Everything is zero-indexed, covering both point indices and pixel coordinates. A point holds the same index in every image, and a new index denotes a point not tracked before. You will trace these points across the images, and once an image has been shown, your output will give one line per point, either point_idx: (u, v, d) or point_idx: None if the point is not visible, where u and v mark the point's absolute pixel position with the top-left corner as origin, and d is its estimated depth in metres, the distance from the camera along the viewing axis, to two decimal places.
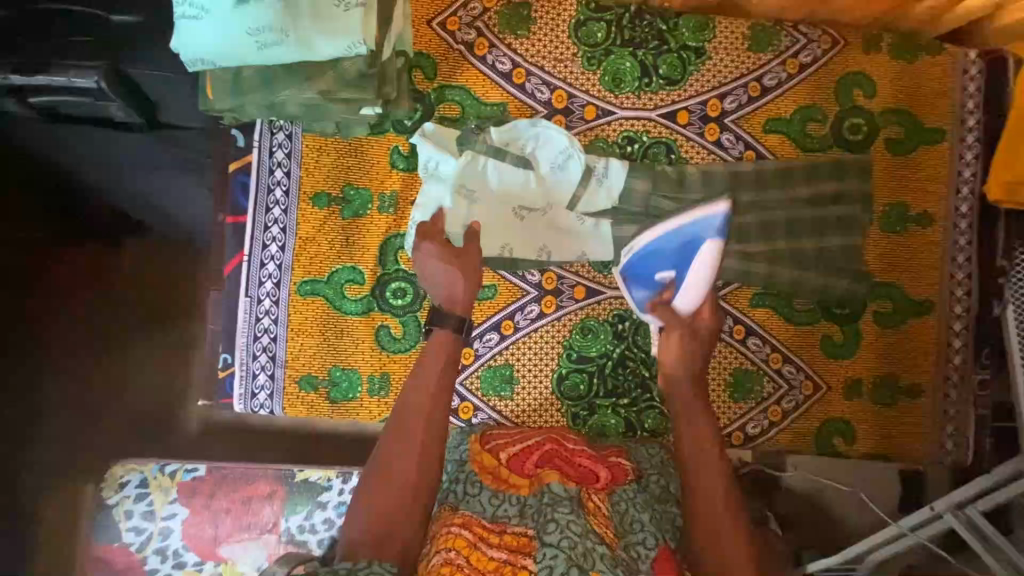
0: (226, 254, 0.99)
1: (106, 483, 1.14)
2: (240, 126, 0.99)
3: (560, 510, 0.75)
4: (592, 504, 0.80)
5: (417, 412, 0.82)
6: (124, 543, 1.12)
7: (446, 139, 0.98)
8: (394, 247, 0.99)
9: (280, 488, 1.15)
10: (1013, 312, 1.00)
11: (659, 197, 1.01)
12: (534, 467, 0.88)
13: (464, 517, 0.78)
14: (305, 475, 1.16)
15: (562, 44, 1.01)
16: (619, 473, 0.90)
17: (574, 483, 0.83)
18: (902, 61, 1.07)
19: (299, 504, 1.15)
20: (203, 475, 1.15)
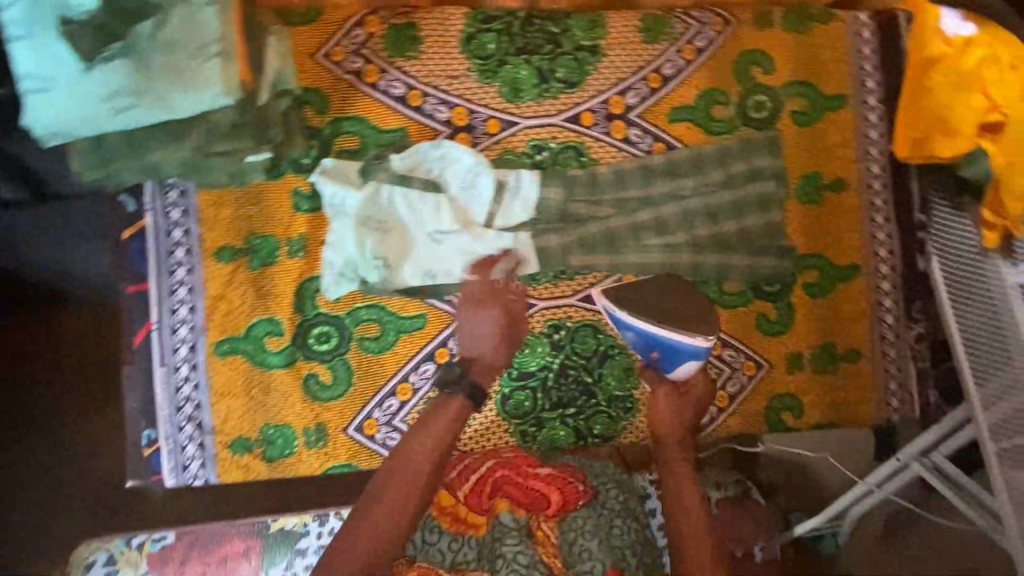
0: (133, 325, 0.94)
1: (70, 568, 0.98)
2: (128, 190, 0.94)
3: (508, 543, 0.80)
4: (541, 534, 0.83)
5: (418, 464, 0.80)
6: None
7: (348, 173, 0.95)
8: (310, 291, 0.96)
9: (255, 542, 0.99)
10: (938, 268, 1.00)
11: (575, 202, 1.01)
12: (484, 500, 0.86)
13: (420, 569, 0.79)
14: (280, 522, 1.00)
15: (454, 60, 0.99)
16: (571, 498, 0.87)
17: (525, 513, 0.84)
18: (796, 32, 1.07)
19: (277, 556, 0.98)
20: (173, 540, 0.99)
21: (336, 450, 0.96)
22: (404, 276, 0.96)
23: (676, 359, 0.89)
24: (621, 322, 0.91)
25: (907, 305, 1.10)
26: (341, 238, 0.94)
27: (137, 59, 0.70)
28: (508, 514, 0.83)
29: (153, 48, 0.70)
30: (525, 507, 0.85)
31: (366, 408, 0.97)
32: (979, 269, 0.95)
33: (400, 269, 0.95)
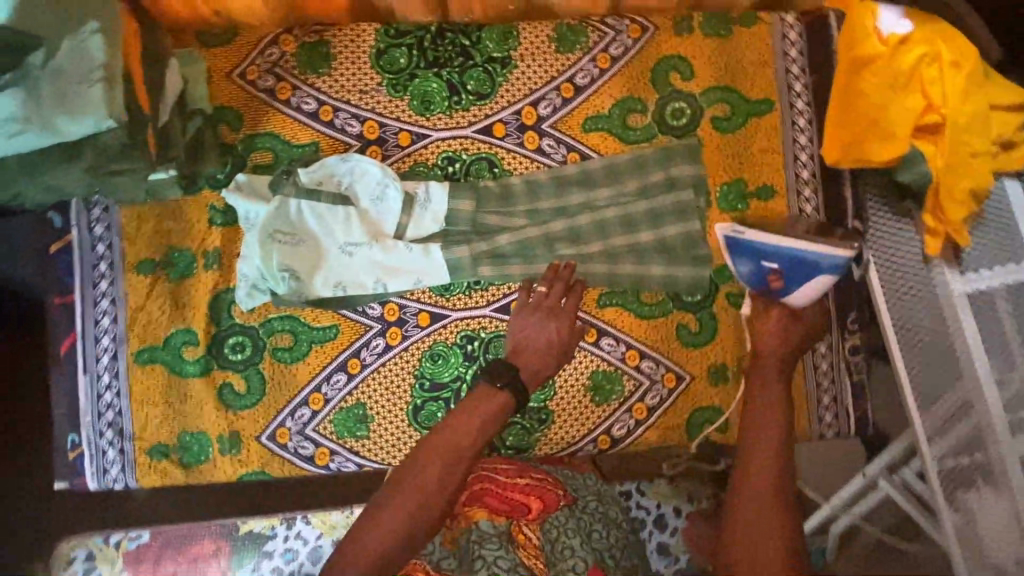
0: (59, 335, 0.98)
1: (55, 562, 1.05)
2: (56, 208, 0.99)
3: (488, 546, 0.77)
4: (522, 538, 0.80)
5: (451, 451, 0.80)
6: None
7: (260, 187, 0.98)
8: (225, 303, 0.99)
9: (225, 544, 1.07)
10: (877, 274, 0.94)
11: (485, 213, 1.01)
12: (461, 506, 0.85)
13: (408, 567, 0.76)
14: (249, 526, 1.07)
15: (366, 75, 1.01)
16: (552, 504, 0.86)
17: (503, 517, 0.82)
18: (717, 37, 1.05)
19: (246, 557, 1.06)
20: (148, 541, 1.07)
21: (249, 457, 0.99)
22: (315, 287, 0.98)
23: (811, 275, 0.85)
24: (747, 245, 0.89)
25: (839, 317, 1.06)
26: (251, 250, 0.96)
27: (28, 88, 0.73)
28: (487, 521, 0.81)
29: (44, 75, 0.73)
30: (504, 513, 0.83)
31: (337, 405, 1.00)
32: (921, 277, 0.93)
33: (311, 280, 0.98)
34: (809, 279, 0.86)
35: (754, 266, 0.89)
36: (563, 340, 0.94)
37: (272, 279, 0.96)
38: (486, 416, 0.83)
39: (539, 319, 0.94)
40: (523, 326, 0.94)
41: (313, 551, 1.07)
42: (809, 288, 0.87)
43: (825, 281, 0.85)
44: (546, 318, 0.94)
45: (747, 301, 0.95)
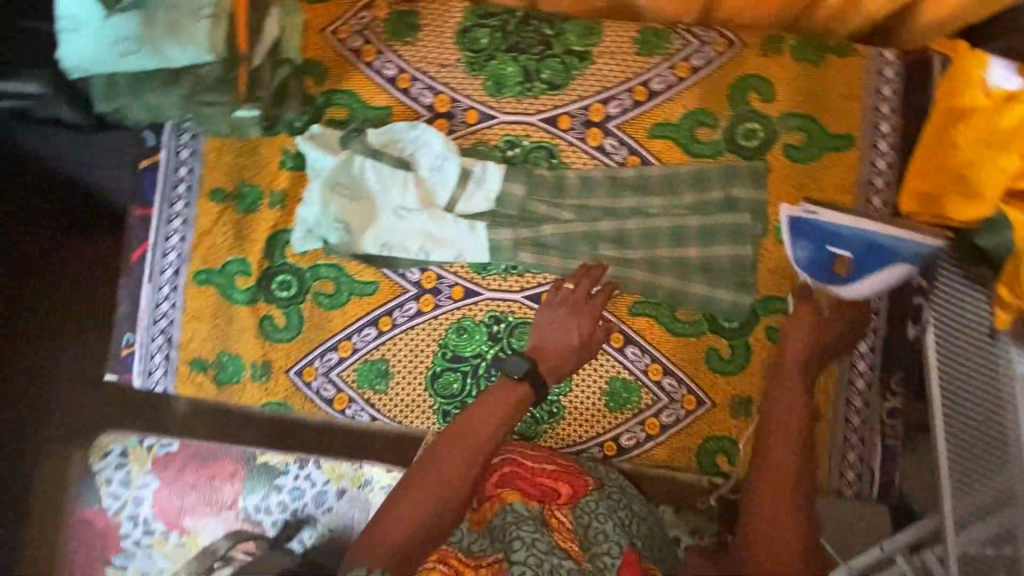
0: (134, 243, 1.08)
1: (93, 451, 1.22)
2: (151, 127, 1.08)
3: (525, 528, 0.80)
4: (555, 520, 0.83)
5: (476, 440, 0.87)
6: (102, 507, 1.20)
7: (331, 141, 1.03)
8: (281, 242, 1.06)
9: (242, 469, 1.21)
10: (934, 335, 0.88)
11: (535, 201, 1.02)
12: (494, 490, 0.89)
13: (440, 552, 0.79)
14: (266, 458, 1.21)
15: (446, 49, 1.04)
16: (581, 488, 0.90)
17: (537, 501, 0.86)
18: (806, 63, 1.01)
19: (258, 485, 1.20)
20: (176, 450, 1.22)
21: (275, 387, 1.06)
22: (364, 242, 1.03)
23: (889, 261, 0.93)
24: (823, 227, 0.93)
25: (881, 374, 1.00)
26: (312, 198, 1.01)
27: (144, 12, 0.82)
28: (519, 502, 0.84)
29: (159, 4, 0.82)
30: (536, 498, 0.87)
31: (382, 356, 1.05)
32: (987, 350, 0.85)
33: (361, 235, 1.03)
34: (881, 266, 0.94)
35: (825, 250, 0.94)
36: (586, 336, 0.97)
37: (326, 231, 1.01)
38: (506, 409, 0.90)
39: (565, 314, 0.98)
40: (550, 321, 0.97)
41: (317, 494, 1.19)
42: (879, 275, 0.94)
43: (898, 270, 0.94)
44: (570, 314, 0.98)
45: (792, 293, 0.99)
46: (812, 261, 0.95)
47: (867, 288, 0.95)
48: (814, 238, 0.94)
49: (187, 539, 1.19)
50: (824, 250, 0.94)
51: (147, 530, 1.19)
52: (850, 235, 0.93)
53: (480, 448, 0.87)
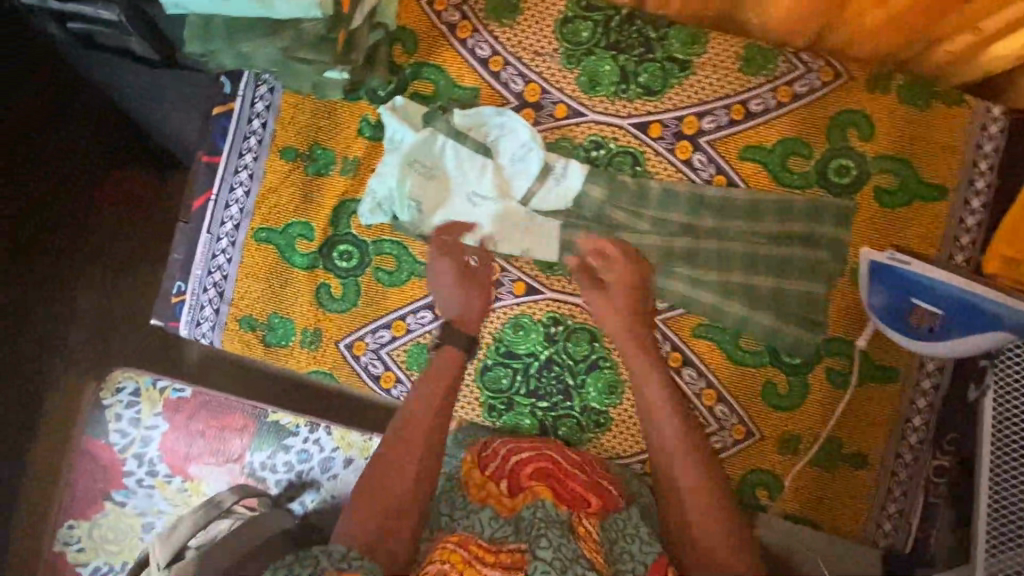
0: (197, 190, 1.06)
1: (107, 384, 1.25)
2: (229, 74, 1.05)
3: (554, 531, 0.78)
4: (582, 530, 0.82)
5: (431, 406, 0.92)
6: (109, 442, 1.23)
7: (414, 116, 1.00)
8: (348, 211, 1.04)
9: (252, 424, 1.25)
10: (991, 402, 0.90)
11: (614, 207, 1.00)
12: (527, 485, 0.87)
13: (460, 535, 0.79)
14: (277, 417, 1.27)
15: (544, 37, 1.00)
16: (611, 505, 0.89)
17: (568, 508, 0.85)
18: (911, 105, 0.98)
19: (266, 443, 1.25)
20: (188, 396, 1.26)
21: (323, 356, 1.04)
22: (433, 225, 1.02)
23: (983, 328, 0.86)
24: (907, 277, 0.90)
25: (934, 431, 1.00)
26: (389, 171, 1.00)
27: None
28: (552, 501, 0.83)
29: None
30: (568, 504, 0.86)
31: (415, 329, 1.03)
32: None
33: (431, 217, 1.01)
34: (975, 331, 0.87)
35: (909, 301, 0.92)
36: (464, 275, 0.98)
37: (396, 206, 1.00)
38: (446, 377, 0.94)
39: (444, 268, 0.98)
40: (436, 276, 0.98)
41: (324, 459, 1.23)
42: (972, 340, 0.88)
43: (986, 336, 0.87)
44: (440, 255, 0.98)
45: (862, 337, 0.99)
46: (892, 308, 0.94)
47: (958, 350, 0.90)
48: (897, 286, 0.92)
49: (189, 486, 1.22)
50: (907, 301, 0.92)
51: (151, 471, 1.21)
52: (940, 291, 0.88)
53: (432, 434, 0.89)
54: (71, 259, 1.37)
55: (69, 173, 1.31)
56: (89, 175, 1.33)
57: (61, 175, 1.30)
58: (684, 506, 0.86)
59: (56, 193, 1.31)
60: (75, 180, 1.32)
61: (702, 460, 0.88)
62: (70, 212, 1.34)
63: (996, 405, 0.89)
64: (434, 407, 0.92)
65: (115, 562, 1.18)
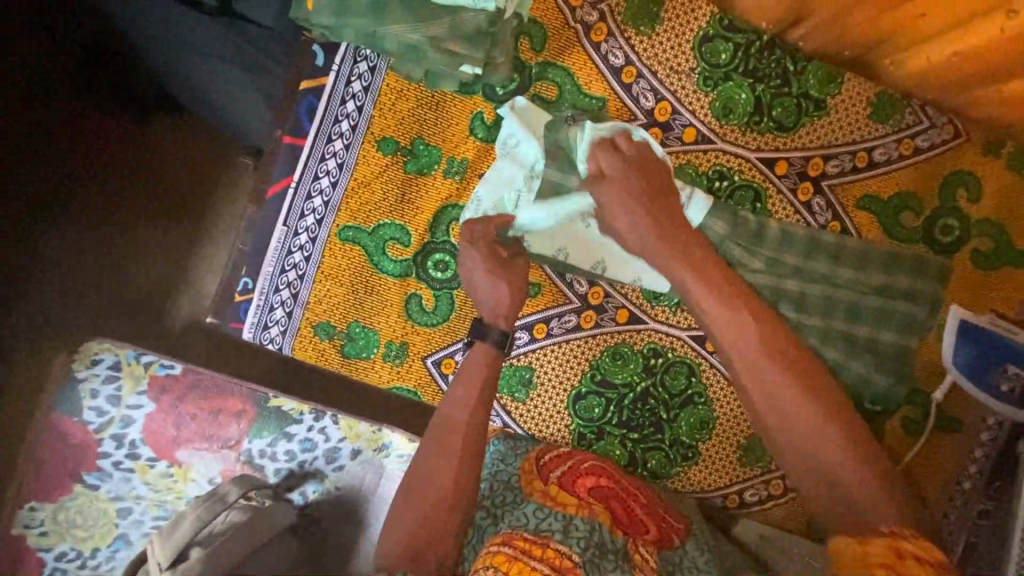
0: (274, 176, 0.92)
1: (78, 356, 1.14)
2: (322, 44, 0.90)
3: (608, 564, 0.73)
4: (640, 556, 0.78)
5: (461, 406, 0.83)
6: (84, 421, 1.13)
7: (535, 120, 0.91)
8: (448, 217, 0.94)
9: (250, 408, 1.17)
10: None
11: (733, 244, 0.96)
12: (586, 497, 0.84)
13: (505, 534, 0.75)
14: (278, 402, 1.17)
15: (682, 54, 0.94)
16: (666, 542, 0.85)
17: (622, 532, 0.81)
18: (1017, 173, 1.00)
19: (265, 430, 1.18)
20: (178, 375, 1.16)
21: (408, 372, 0.96)
22: (540, 246, 0.94)
23: None
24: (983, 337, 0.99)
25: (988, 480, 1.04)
26: (496, 178, 0.91)
27: None
28: (607, 526, 0.79)
29: None
30: (623, 528, 0.82)
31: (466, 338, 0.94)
32: None
33: (539, 238, 0.93)
34: None
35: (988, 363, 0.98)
36: (497, 263, 0.87)
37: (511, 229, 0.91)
38: (478, 374, 0.85)
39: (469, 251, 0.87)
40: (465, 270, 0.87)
41: (330, 450, 1.19)
42: None
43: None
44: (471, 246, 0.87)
45: (937, 389, 1.04)
46: (976, 364, 0.99)
47: None
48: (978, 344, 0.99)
49: (176, 471, 1.16)
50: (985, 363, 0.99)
51: (132, 454, 1.14)
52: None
53: (464, 434, 0.82)
54: (74, 237, 1.23)
55: (69, 169, 1.23)
56: (93, 169, 1.24)
57: (61, 174, 1.22)
58: (812, 459, 0.73)
59: (55, 192, 1.22)
60: (77, 178, 1.23)
61: (803, 393, 0.74)
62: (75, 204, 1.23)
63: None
64: (465, 402, 0.84)
65: (83, 546, 1.13)
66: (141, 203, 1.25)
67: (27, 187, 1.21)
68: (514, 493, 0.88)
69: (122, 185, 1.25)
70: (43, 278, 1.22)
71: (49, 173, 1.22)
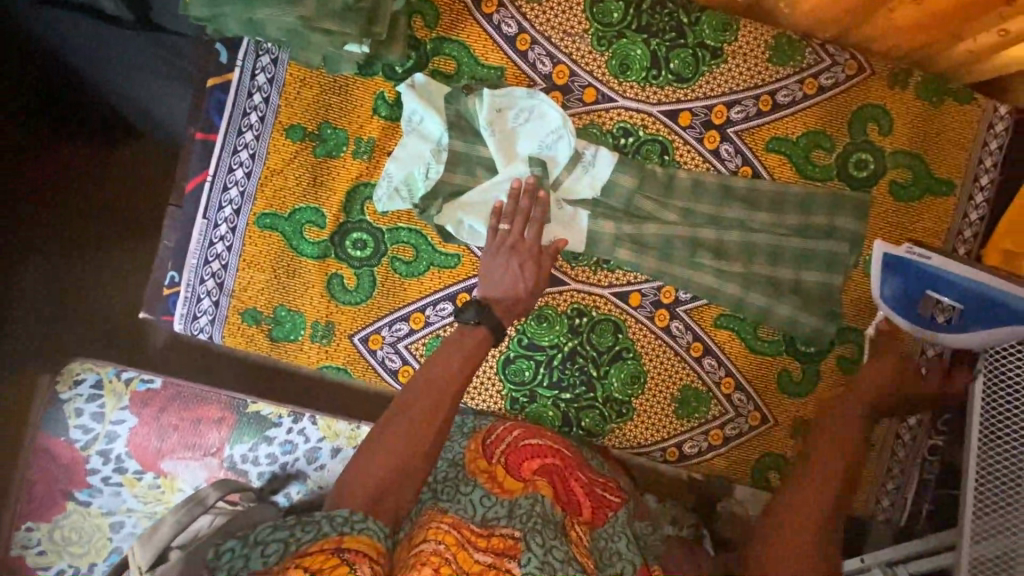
0: (190, 171, 0.96)
1: (62, 378, 1.19)
2: (225, 41, 0.95)
3: (546, 533, 0.74)
4: (574, 535, 0.79)
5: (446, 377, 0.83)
6: (70, 439, 1.16)
7: (435, 95, 0.94)
8: (361, 196, 0.97)
9: (230, 416, 1.20)
10: (982, 386, 0.91)
11: (643, 197, 0.98)
12: (530, 477, 0.84)
13: (454, 517, 0.76)
14: (257, 407, 1.21)
15: (574, 16, 0.96)
16: (598, 517, 0.85)
17: (561, 508, 0.82)
18: (926, 102, 1.00)
19: (246, 435, 1.20)
20: (158, 388, 1.20)
21: (336, 351, 0.98)
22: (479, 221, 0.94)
23: (994, 319, 0.90)
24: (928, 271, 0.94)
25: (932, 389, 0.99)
26: (407, 155, 0.94)
27: None
28: (550, 500, 0.80)
29: None
30: (561, 505, 0.82)
31: (374, 323, 0.97)
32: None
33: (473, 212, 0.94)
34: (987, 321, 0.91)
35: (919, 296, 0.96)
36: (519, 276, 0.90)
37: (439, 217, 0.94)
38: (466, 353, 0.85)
39: (503, 260, 0.91)
40: (496, 270, 0.91)
41: (310, 451, 1.20)
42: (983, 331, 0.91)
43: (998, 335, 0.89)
44: (498, 255, 0.91)
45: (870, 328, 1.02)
46: (902, 297, 0.96)
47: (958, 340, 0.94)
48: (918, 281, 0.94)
49: (163, 482, 1.17)
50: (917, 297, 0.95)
51: (119, 469, 1.17)
52: (958, 284, 0.92)
53: (441, 408, 0.81)
54: (50, 265, 1.28)
55: (67, 160, 1.28)
56: (93, 164, 1.29)
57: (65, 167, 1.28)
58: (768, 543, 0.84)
59: (58, 187, 1.28)
60: (77, 172, 1.28)
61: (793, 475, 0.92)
62: (74, 202, 1.29)
63: (985, 390, 0.91)
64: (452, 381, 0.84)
65: (81, 563, 1.14)
66: (110, 223, 1.30)
67: (20, 190, 1.27)
68: (457, 470, 0.86)
69: (93, 202, 1.29)
70: (28, 293, 1.28)
71: (51, 167, 1.27)
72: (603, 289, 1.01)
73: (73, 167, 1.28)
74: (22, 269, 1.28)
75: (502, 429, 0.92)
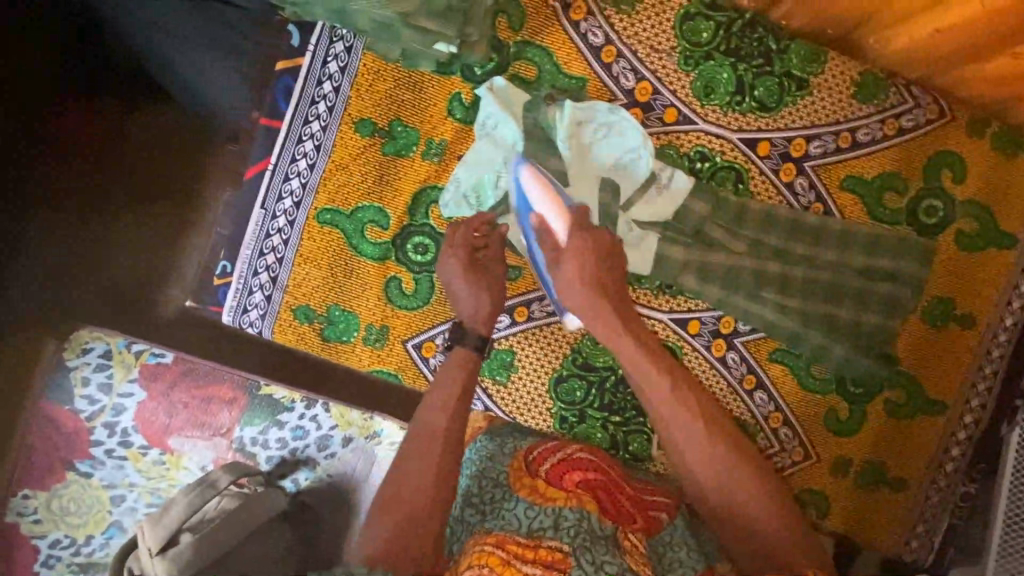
0: (252, 158, 0.92)
1: (69, 344, 1.13)
2: (298, 24, 0.90)
3: (597, 548, 0.72)
4: (629, 544, 0.77)
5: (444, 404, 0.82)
6: (75, 408, 1.12)
7: (513, 100, 0.90)
8: (427, 199, 0.93)
9: (242, 397, 1.14)
10: (1018, 436, 0.90)
11: (713, 224, 0.96)
12: (574, 489, 0.82)
13: (498, 534, 0.72)
14: (270, 390, 1.14)
15: (662, 32, 0.93)
16: (654, 525, 0.85)
17: (610, 520, 0.80)
18: (1000, 153, 0.99)
19: (258, 417, 1.14)
20: (169, 363, 1.14)
21: (387, 355, 0.96)
22: None
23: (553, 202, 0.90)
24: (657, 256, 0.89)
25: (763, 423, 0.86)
26: (478, 160, 0.91)
27: None
28: (596, 514, 0.78)
29: None
30: (610, 516, 0.81)
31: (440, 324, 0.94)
32: None
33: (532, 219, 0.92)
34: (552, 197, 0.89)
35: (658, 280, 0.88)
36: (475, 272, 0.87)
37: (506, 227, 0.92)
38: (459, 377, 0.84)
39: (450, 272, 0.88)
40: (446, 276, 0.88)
41: (321, 437, 1.14)
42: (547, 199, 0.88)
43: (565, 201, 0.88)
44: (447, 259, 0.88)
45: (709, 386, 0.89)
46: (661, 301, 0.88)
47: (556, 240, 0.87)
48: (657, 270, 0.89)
49: (167, 459, 1.12)
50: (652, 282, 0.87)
51: (124, 442, 1.12)
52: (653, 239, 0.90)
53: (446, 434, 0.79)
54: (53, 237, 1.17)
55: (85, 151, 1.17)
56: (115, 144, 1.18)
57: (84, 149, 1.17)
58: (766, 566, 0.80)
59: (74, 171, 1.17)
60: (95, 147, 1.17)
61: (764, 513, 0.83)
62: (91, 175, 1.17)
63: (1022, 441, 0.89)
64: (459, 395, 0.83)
65: (77, 535, 1.10)
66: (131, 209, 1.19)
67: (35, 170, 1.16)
68: (508, 489, 0.83)
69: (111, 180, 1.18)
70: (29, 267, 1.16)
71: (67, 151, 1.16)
72: (664, 312, 1.00)
73: (88, 160, 1.17)
74: (28, 246, 1.16)
75: (546, 446, 0.89)
